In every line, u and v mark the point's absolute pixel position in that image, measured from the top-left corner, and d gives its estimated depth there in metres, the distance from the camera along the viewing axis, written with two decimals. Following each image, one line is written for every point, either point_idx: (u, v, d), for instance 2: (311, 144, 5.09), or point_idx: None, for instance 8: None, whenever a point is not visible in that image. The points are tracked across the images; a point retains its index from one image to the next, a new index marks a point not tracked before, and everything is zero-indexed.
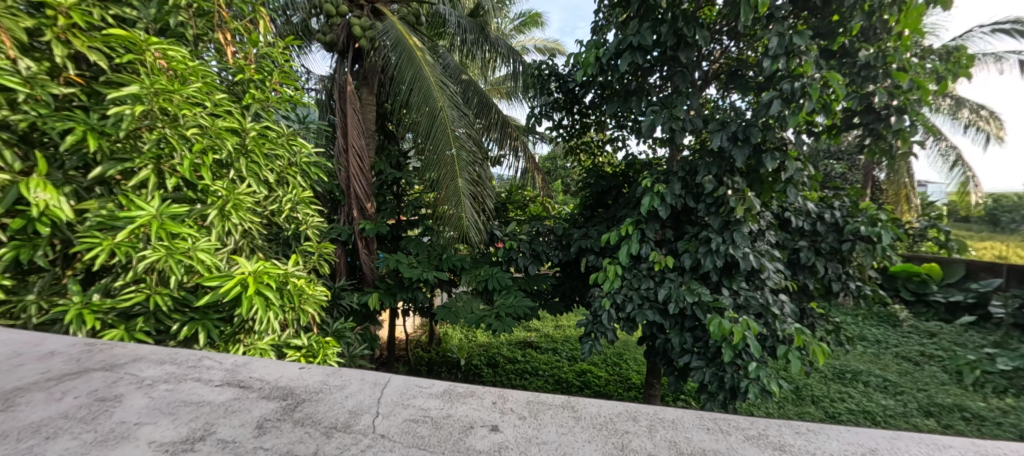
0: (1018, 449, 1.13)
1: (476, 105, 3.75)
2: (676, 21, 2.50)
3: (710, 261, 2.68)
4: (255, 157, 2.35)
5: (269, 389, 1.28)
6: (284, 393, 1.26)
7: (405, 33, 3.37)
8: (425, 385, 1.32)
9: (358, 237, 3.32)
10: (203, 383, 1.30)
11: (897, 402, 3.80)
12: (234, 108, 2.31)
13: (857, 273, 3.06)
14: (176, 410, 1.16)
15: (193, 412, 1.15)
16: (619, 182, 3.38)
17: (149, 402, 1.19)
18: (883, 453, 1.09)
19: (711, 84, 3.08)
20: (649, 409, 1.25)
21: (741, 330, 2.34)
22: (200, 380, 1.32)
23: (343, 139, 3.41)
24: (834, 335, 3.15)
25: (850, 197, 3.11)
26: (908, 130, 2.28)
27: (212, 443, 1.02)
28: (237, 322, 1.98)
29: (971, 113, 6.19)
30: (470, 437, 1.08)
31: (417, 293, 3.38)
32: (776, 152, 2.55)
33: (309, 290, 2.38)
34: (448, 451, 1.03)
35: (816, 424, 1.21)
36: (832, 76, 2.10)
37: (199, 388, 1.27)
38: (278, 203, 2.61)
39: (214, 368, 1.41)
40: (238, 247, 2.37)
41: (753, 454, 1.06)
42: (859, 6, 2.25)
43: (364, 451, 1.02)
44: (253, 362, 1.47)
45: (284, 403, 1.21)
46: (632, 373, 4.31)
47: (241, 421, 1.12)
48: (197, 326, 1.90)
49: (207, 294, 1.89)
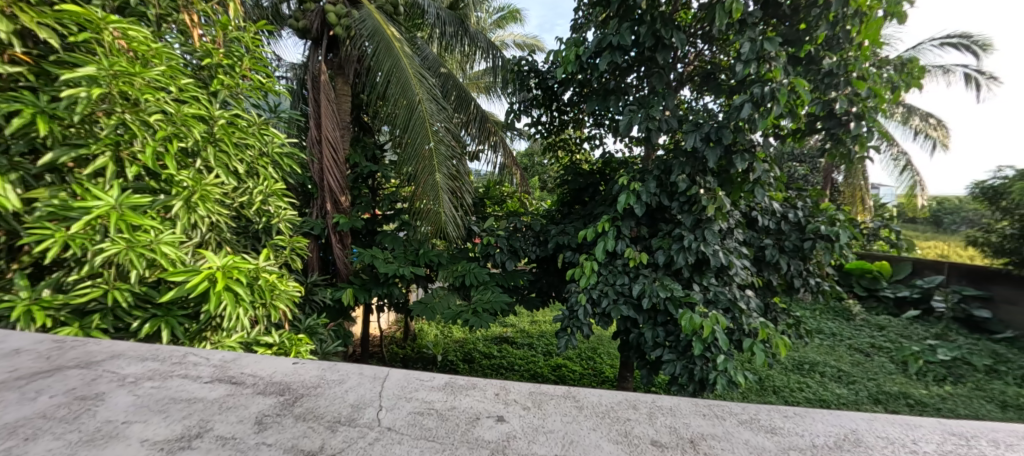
0: (977, 427, 1.26)
1: (454, 99, 3.73)
2: (654, 22, 2.58)
3: (682, 258, 2.77)
4: (225, 146, 2.26)
5: (264, 385, 1.24)
6: (280, 389, 1.22)
7: (383, 23, 3.29)
8: (426, 378, 1.31)
9: (332, 232, 3.25)
10: (191, 379, 1.25)
11: (849, 391, 4.05)
12: (202, 93, 2.21)
13: (817, 270, 3.25)
14: (166, 407, 1.10)
15: (185, 409, 1.10)
16: (596, 179, 3.42)
17: (135, 400, 1.12)
18: (863, 433, 1.19)
19: (686, 85, 3.17)
20: (647, 397, 1.29)
21: (710, 324, 2.45)
22: (188, 377, 1.26)
23: (317, 129, 3.31)
24: (795, 329, 3.35)
25: (811, 197, 3.28)
26: (865, 135, 2.47)
27: (210, 440, 0.99)
28: (204, 319, 1.90)
29: (921, 121, 6.66)
30: (477, 428, 1.08)
31: (393, 288, 3.29)
32: (746, 153, 2.66)
33: (281, 285, 2.31)
34: (458, 442, 1.03)
35: (801, 409, 1.29)
36: (799, 82, 2.23)
37: (188, 385, 1.22)
38: (248, 195, 2.50)
39: (202, 364, 1.35)
40: (205, 240, 2.27)
41: (748, 437, 1.12)
42: (825, 15, 2.40)
43: (372, 444, 1.00)
44: (243, 358, 1.42)
45: (282, 398, 1.17)
46: (605, 367, 4.39)
47: (238, 417, 1.08)
48: (160, 323, 1.81)
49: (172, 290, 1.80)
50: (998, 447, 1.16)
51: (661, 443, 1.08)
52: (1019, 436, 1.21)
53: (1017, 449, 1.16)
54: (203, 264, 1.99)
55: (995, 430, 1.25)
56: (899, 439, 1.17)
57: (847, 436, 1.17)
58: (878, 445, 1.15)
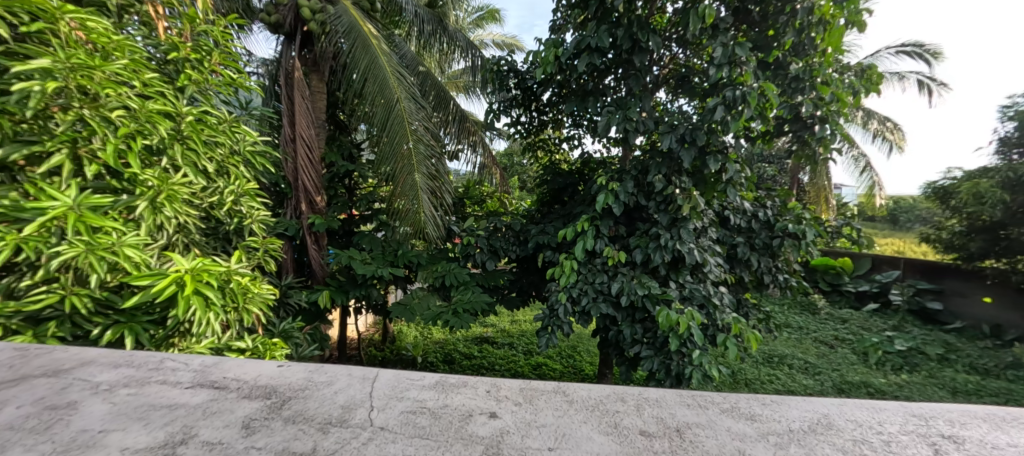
0: (932, 407, 1.43)
1: (433, 99, 3.70)
2: (631, 25, 2.63)
3: (659, 256, 2.83)
4: (193, 144, 2.17)
5: (248, 389, 1.23)
6: (265, 392, 1.21)
7: (359, 19, 3.23)
8: (416, 377, 1.32)
9: (308, 233, 3.17)
10: (170, 385, 1.23)
11: (815, 381, 4.23)
12: (168, 89, 2.12)
13: (785, 267, 3.38)
14: (146, 414, 1.08)
15: (167, 416, 1.08)
16: (575, 179, 3.45)
17: (112, 408, 1.10)
18: (833, 416, 1.32)
19: (661, 88, 3.25)
20: (634, 390, 1.34)
21: (686, 320, 2.52)
22: (168, 383, 1.24)
23: (290, 127, 3.22)
24: (765, 323, 3.47)
25: (780, 197, 3.41)
26: (829, 138, 2.59)
27: (196, 446, 0.97)
28: (172, 325, 1.81)
29: (879, 124, 7.02)
30: (471, 425, 1.10)
31: (371, 290, 3.22)
32: (719, 155, 2.74)
33: (254, 288, 2.23)
34: (451, 439, 1.04)
35: (778, 397, 1.41)
36: (768, 87, 2.32)
37: (167, 391, 1.20)
38: (219, 195, 2.41)
39: (181, 370, 1.33)
40: (171, 242, 2.17)
41: (730, 424, 1.22)
42: (791, 23, 2.52)
43: (366, 444, 1.00)
44: (225, 362, 1.40)
45: (268, 402, 1.16)
46: (585, 364, 4.44)
47: (224, 422, 1.07)
48: (124, 330, 1.73)
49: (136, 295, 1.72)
50: (954, 425, 1.33)
51: (648, 433, 1.14)
52: (970, 416, 1.39)
53: (969, 427, 1.32)
54: (170, 267, 1.91)
55: (950, 411, 1.42)
56: (866, 421, 1.31)
57: (819, 420, 1.30)
58: (848, 427, 1.28)
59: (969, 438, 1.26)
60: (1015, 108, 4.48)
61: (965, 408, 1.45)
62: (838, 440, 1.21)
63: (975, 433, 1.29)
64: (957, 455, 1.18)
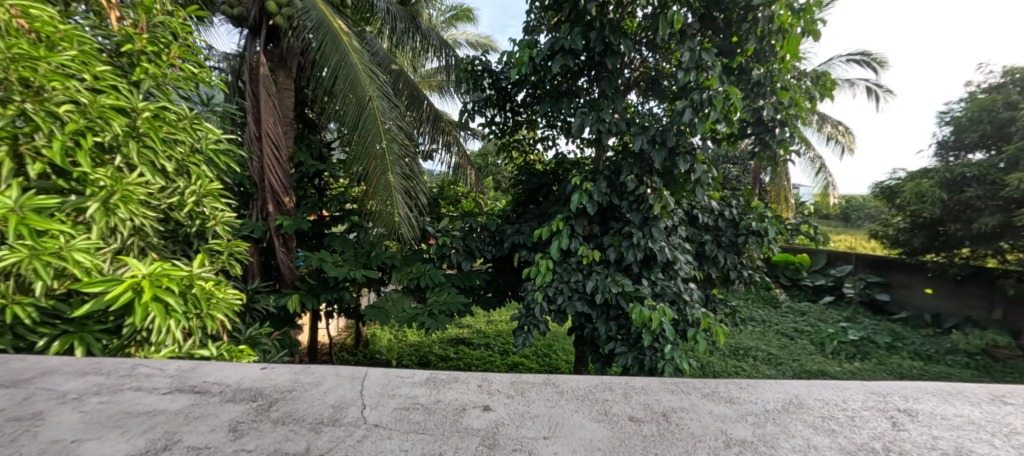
0: (888, 385, 1.54)
1: (406, 98, 3.66)
2: (603, 29, 2.69)
3: (632, 254, 2.90)
4: (150, 141, 2.03)
5: (231, 393, 1.29)
6: (250, 395, 1.27)
7: (329, 15, 3.14)
8: (406, 375, 1.42)
9: (275, 235, 3.06)
10: (146, 392, 1.26)
11: (777, 371, 4.44)
12: (122, 82, 1.99)
13: (750, 263, 3.52)
14: (122, 422, 1.11)
15: (145, 423, 1.11)
16: (550, 179, 3.49)
17: (83, 417, 1.12)
18: (803, 396, 1.41)
19: (632, 90, 3.33)
20: (621, 380, 1.45)
21: (658, 316, 2.59)
22: (142, 389, 1.28)
23: (255, 126, 3.10)
24: (731, 318, 3.61)
25: (744, 196, 3.56)
26: (787, 139, 2.74)
27: (180, 451, 1.01)
28: (127, 334, 1.69)
29: (832, 127, 7.44)
30: (466, 418, 1.19)
31: (344, 293, 3.13)
32: (687, 156, 2.83)
33: (220, 293, 2.11)
34: (449, 432, 1.13)
35: (753, 381, 1.49)
36: (732, 91, 2.43)
37: (142, 398, 1.23)
38: (179, 196, 2.26)
39: (156, 376, 1.37)
40: (126, 246, 2.03)
41: (711, 407, 1.31)
42: (754, 30, 2.66)
43: (361, 440, 1.07)
44: (203, 367, 1.46)
45: (255, 404, 1.22)
46: (561, 362, 4.48)
47: (209, 426, 1.11)
48: (74, 340, 1.62)
49: (87, 303, 1.60)
50: (907, 400, 1.43)
51: (637, 418, 1.23)
52: (921, 391, 1.50)
53: (921, 401, 1.42)
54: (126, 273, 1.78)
55: (903, 388, 1.52)
56: (832, 400, 1.40)
57: (790, 401, 1.38)
58: (817, 405, 1.36)
59: (922, 411, 1.36)
60: (950, 114, 4.89)
61: (917, 385, 1.56)
62: (808, 417, 1.29)
63: (926, 407, 1.39)
64: (912, 426, 1.28)
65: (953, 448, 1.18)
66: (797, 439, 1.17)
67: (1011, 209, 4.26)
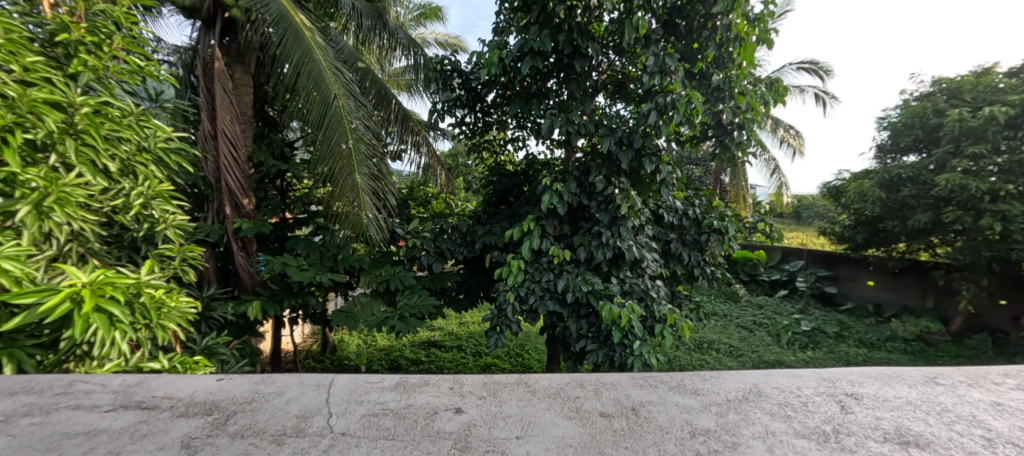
0: (837, 372, 1.62)
1: (373, 97, 3.58)
2: (572, 31, 2.71)
3: (602, 253, 2.93)
4: (91, 139, 1.88)
5: (184, 407, 1.22)
6: (206, 409, 1.21)
7: (290, 8, 3.02)
8: (374, 381, 1.38)
9: (233, 238, 2.92)
10: (85, 410, 1.17)
11: (738, 363, 4.59)
12: (57, 75, 1.86)
13: (712, 260, 3.63)
14: (59, 444, 1.03)
15: (85, 443, 1.03)
16: (521, 180, 3.49)
17: (14, 440, 1.04)
18: (762, 385, 1.46)
19: (600, 93, 3.37)
20: (592, 377, 1.47)
21: (627, 313, 2.63)
22: (81, 407, 1.19)
23: (211, 123, 2.95)
24: (695, 313, 3.71)
25: (707, 196, 3.66)
26: (745, 142, 2.86)
27: None
28: (64, 349, 1.56)
29: (785, 130, 7.81)
30: (437, 422, 1.17)
31: (309, 298, 3.02)
32: (653, 157, 2.88)
33: (172, 302, 1.97)
34: (420, 437, 1.10)
35: (715, 373, 1.53)
36: (694, 94, 2.49)
37: (81, 417, 1.14)
38: (123, 198, 2.11)
39: (97, 392, 1.28)
40: (63, 252, 1.88)
41: (677, 399, 1.34)
42: (713, 37, 2.73)
43: (328, 450, 1.03)
44: (151, 381, 1.37)
45: (210, 418, 1.16)
46: (533, 362, 4.49)
47: (158, 444, 1.05)
48: (2, 357, 1.49)
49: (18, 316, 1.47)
50: (853, 385, 1.50)
51: (607, 413, 1.24)
52: (866, 376, 1.58)
53: (865, 385, 1.50)
54: (63, 282, 1.65)
55: (850, 373, 1.60)
56: (789, 387, 1.45)
57: (749, 390, 1.42)
58: (774, 393, 1.41)
59: (866, 394, 1.44)
60: (887, 120, 5.21)
61: (863, 370, 1.64)
62: (766, 405, 1.33)
63: (869, 390, 1.47)
64: (858, 409, 1.34)
65: (894, 427, 1.24)
66: (756, 426, 1.21)
67: (940, 206, 4.58)
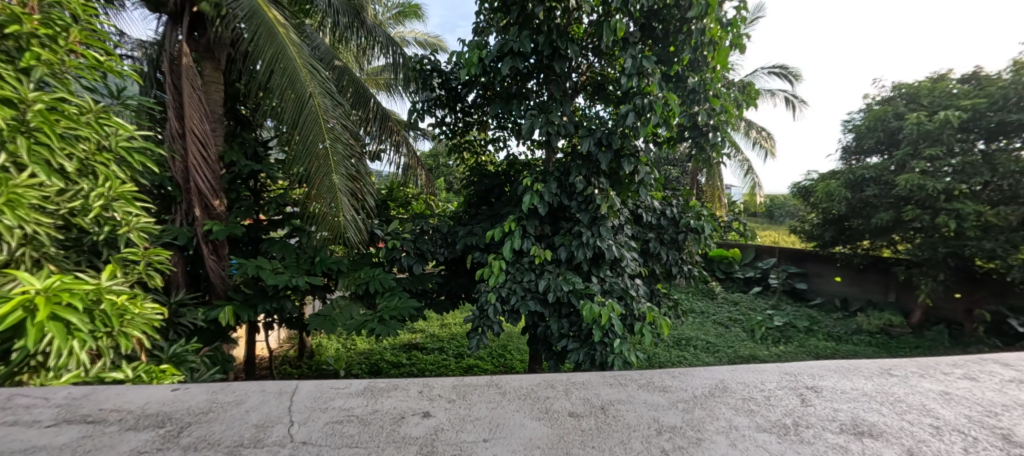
0: (799, 365, 1.72)
1: (351, 96, 3.50)
2: (550, 33, 2.74)
3: (581, 253, 2.97)
4: (46, 137, 1.78)
5: (135, 420, 1.24)
6: (159, 421, 1.23)
7: (263, 4, 2.92)
8: (340, 387, 1.44)
9: (203, 241, 2.81)
10: (27, 426, 1.18)
11: (714, 358, 4.75)
12: (6, 68, 1.75)
13: (689, 258, 3.73)
14: None
15: None
16: (501, 180, 3.50)
17: None
18: (729, 381, 1.54)
19: (580, 94, 3.41)
20: (563, 377, 1.53)
21: (607, 312, 2.69)
22: (26, 423, 1.20)
23: (178, 122, 2.82)
24: (673, 310, 3.80)
25: (684, 196, 3.76)
26: (719, 144, 2.97)
27: None
28: (17, 360, 1.49)
29: (757, 133, 8.12)
30: (403, 427, 1.21)
31: (285, 302, 2.88)
32: (632, 158, 2.95)
33: (138, 309, 1.88)
34: (383, 442, 1.14)
35: (684, 370, 1.61)
36: (670, 97, 2.57)
37: (22, 433, 1.16)
38: (82, 199, 1.99)
39: (40, 407, 1.28)
40: (15, 257, 1.78)
41: (645, 397, 1.41)
42: (688, 41, 2.82)
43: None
44: (100, 393, 1.39)
45: (162, 430, 1.18)
46: (516, 362, 4.50)
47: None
48: None
49: None
50: (813, 378, 1.60)
51: (576, 413, 1.29)
52: (825, 369, 1.68)
53: (824, 378, 1.60)
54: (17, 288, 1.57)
55: (811, 367, 1.70)
56: (754, 382, 1.53)
57: (716, 386, 1.50)
58: (739, 388, 1.49)
59: (824, 387, 1.53)
60: (853, 123, 5.52)
61: (823, 363, 1.75)
62: (732, 400, 1.40)
63: (828, 382, 1.56)
64: (818, 401, 1.43)
65: (850, 417, 1.33)
66: (721, 421, 1.27)
67: (901, 205, 4.85)
